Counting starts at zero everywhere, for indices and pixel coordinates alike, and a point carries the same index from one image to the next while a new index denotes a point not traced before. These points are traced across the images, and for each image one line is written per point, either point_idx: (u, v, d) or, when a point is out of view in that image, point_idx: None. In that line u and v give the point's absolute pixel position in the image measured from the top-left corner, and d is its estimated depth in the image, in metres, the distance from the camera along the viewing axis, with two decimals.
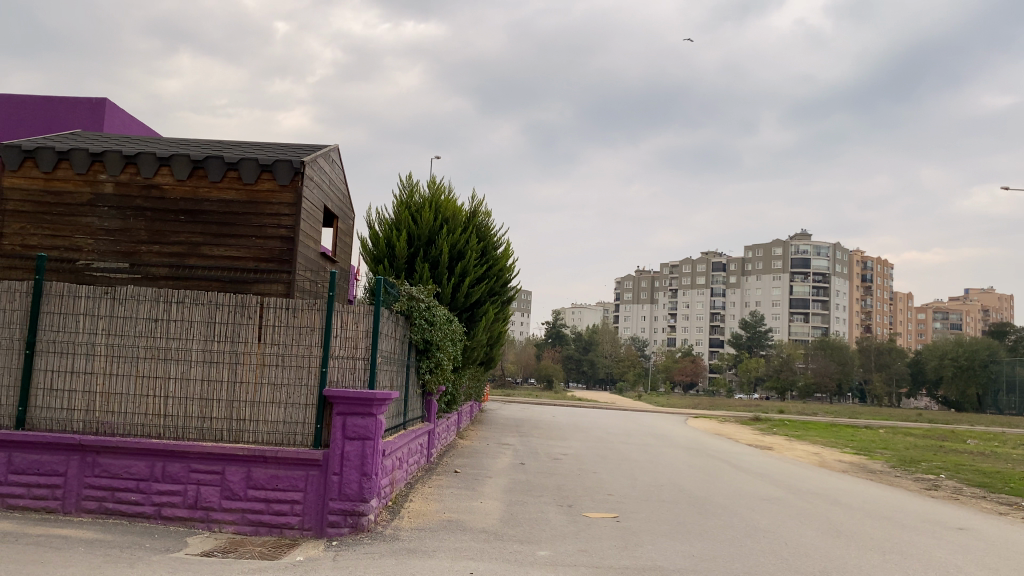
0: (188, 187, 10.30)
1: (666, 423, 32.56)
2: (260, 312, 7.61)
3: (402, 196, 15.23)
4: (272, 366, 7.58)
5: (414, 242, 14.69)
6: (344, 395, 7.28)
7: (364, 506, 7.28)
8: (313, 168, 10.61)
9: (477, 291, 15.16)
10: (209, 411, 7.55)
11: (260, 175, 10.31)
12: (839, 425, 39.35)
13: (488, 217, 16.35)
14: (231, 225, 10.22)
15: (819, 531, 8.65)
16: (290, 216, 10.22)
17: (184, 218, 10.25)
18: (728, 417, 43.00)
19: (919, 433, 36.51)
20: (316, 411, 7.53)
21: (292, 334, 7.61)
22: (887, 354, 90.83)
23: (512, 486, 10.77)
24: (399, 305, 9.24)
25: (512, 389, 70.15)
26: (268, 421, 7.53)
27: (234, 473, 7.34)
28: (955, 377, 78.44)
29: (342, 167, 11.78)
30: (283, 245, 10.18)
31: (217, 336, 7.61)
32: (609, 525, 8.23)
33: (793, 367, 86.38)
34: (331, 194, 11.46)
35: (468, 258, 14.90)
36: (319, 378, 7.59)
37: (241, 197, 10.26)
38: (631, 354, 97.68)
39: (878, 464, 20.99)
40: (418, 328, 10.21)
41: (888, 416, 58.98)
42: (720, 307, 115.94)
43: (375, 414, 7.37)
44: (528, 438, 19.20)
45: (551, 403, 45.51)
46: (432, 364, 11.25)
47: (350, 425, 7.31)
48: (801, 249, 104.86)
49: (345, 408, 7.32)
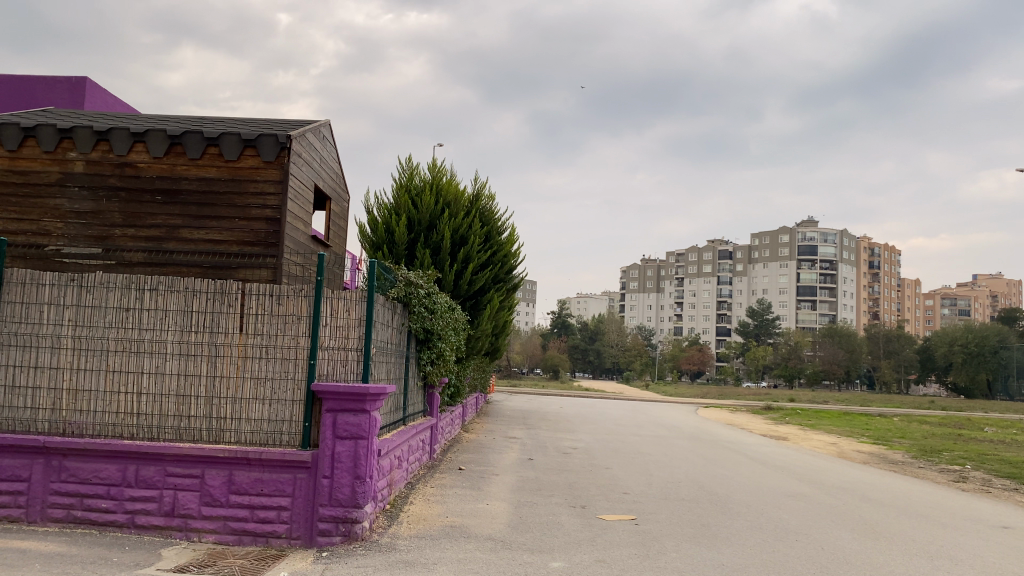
0: (165, 165, 9.59)
1: (676, 413, 31.82)
2: (242, 299, 6.92)
3: (402, 179, 14.52)
4: (255, 359, 6.88)
5: (414, 227, 13.98)
6: (334, 390, 6.57)
7: (357, 512, 6.59)
8: (301, 143, 9.89)
9: (481, 278, 14.45)
10: (186, 409, 6.86)
11: (243, 152, 9.58)
12: (852, 414, 38.70)
13: (492, 201, 15.63)
14: (212, 206, 9.54)
15: (856, 534, 7.95)
16: (276, 195, 9.52)
17: (161, 199, 9.56)
18: (738, 406, 42.38)
19: (933, 421, 35.62)
20: (304, 407, 6.83)
21: (276, 324, 6.91)
22: (896, 341, 89.89)
23: (520, 484, 10.06)
24: (396, 292, 8.53)
25: (519, 381, 69.70)
26: (251, 419, 6.84)
27: (214, 477, 6.65)
28: (965, 363, 77.55)
29: (334, 144, 11.07)
30: (269, 227, 9.49)
31: (195, 327, 6.91)
32: (626, 530, 7.54)
33: (801, 355, 85.57)
34: (322, 172, 10.74)
35: (471, 244, 14.19)
36: (308, 371, 6.89)
37: (223, 175, 9.56)
38: (638, 344, 96.99)
39: (899, 454, 20.22)
40: (418, 317, 9.50)
41: (899, 404, 58.10)
42: (727, 295, 115.03)
43: (369, 411, 6.66)
44: (535, 431, 18.50)
45: (558, 395, 44.84)
46: (433, 355, 10.56)
47: (341, 423, 6.62)
48: (808, 236, 103.85)
49: (335, 404, 6.62)
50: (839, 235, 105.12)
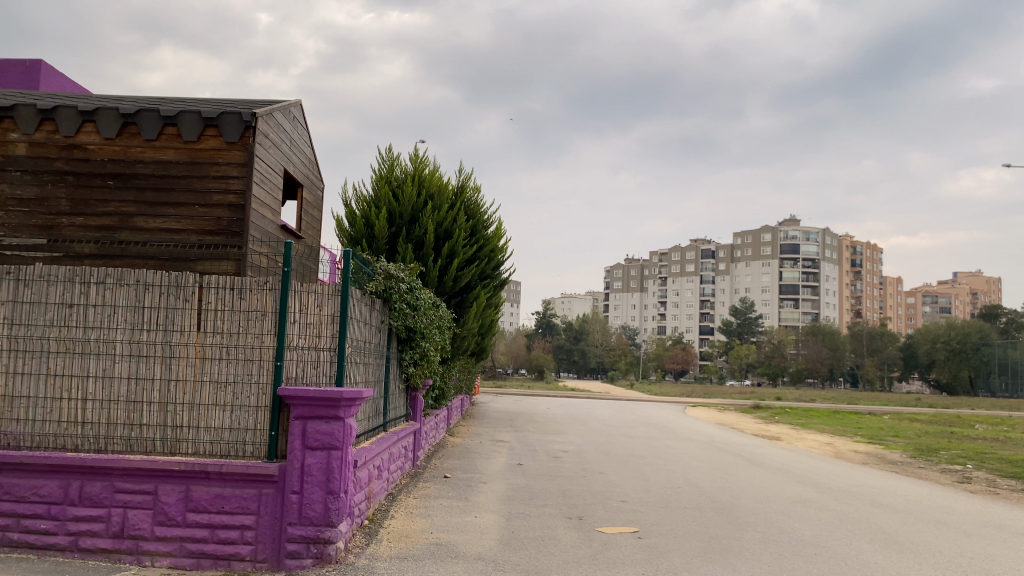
0: (118, 146, 8.80)
1: (664, 413, 31.21)
2: (201, 293, 6.18)
3: (381, 170, 13.78)
4: (214, 360, 6.14)
5: (396, 220, 13.25)
6: (302, 395, 5.84)
7: (330, 532, 5.84)
8: (268, 122, 9.15)
9: (466, 274, 13.74)
10: (137, 417, 6.09)
11: (203, 132, 8.81)
12: (842, 412, 38.30)
13: (477, 193, 14.91)
14: (171, 192, 8.78)
15: (878, 546, 7.31)
16: (240, 179, 8.78)
17: (112, 183, 8.79)
18: (727, 405, 41.83)
19: (923, 418, 35.24)
20: (270, 414, 6.09)
21: (237, 321, 6.17)
22: (879, 339, 89.92)
23: (510, 493, 9.34)
24: (374, 285, 7.81)
25: (503, 381, 69.10)
26: (210, 428, 6.09)
27: (169, 493, 5.90)
28: (947, 360, 77.58)
29: (305, 127, 10.34)
30: (232, 214, 8.73)
31: (147, 325, 6.15)
32: (630, 545, 6.86)
33: (785, 353, 85.35)
34: (293, 156, 10.01)
35: (456, 238, 13.48)
36: (273, 374, 6.14)
37: (181, 157, 8.80)
38: (622, 343, 96.60)
39: (896, 454, 19.64)
40: (399, 313, 8.77)
41: (885, 401, 57.88)
42: (711, 294, 114.88)
43: (342, 418, 5.91)
44: (523, 434, 17.79)
45: (544, 395, 44.21)
46: (416, 355, 9.83)
47: (310, 432, 5.88)
48: (791, 234, 103.79)
49: (303, 410, 5.89)
50: (821, 233, 105.20)
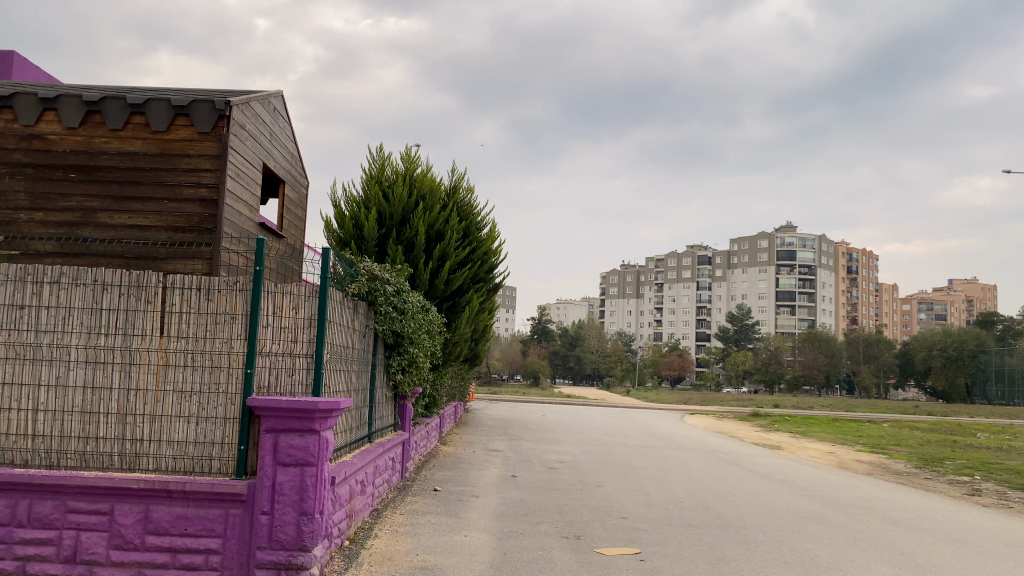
0: (81, 136, 8.31)
1: (662, 422, 30.66)
2: (164, 294, 5.67)
3: (371, 170, 13.27)
4: (178, 367, 5.61)
5: (386, 222, 12.75)
6: (273, 406, 5.31)
7: (304, 556, 5.27)
8: (245, 112, 8.66)
9: (458, 277, 13.23)
10: (92, 429, 5.54)
11: (173, 122, 8.32)
12: (842, 420, 37.80)
13: (471, 194, 14.41)
14: (142, 186, 8.27)
15: (897, 569, 6.79)
16: (212, 172, 8.26)
17: (75, 176, 8.27)
18: (726, 413, 41.27)
19: (923, 427, 34.77)
20: (238, 426, 5.56)
21: (203, 324, 5.65)
22: (876, 346, 89.49)
23: (503, 509, 8.80)
24: (357, 287, 7.29)
25: (498, 388, 68.58)
26: (173, 442, 5.56)
27: (126, 514, 5.37)
28: (944, 367, 77.18)
29: (287, 120, 9.84)
30: (204, 210, 8.21)
31: (105, 328, 5.62)
32: (631, 569, 6.34)
33: (781, 360, 84.85)
34: (273, 149, 9.52)
35: (448, 239, 12.98)
36: (243, 383, 5.61)
37: (149, 148, 8.30)
38: (618, 350, 96.16)
39: (901, 465, 19.11)
40: (386, 318, 8.25)
41: (883, 408, 57.51)
42: (707, 300, 114.52)
43: (318, 431, 5.37)
44: (517, 443, 17.25)
45: (540, 402, 43.65)
46: (404, 362, 9.31)
47: (282, 447, 5.34)
48: (787, 241, 103.44)
49: (275, 423, 5.35)
50: (817, 240, 104.89)
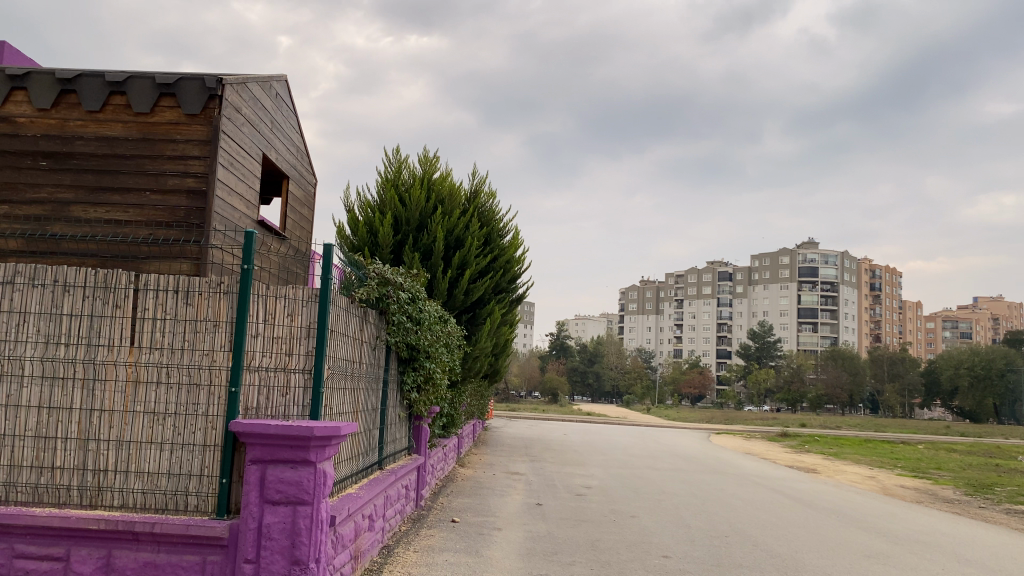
0: (54, 119, 7.52)
1: (689, 442, 29.46)
2: (136, 298, 4.79)
3: (387, 173, 12.41)
4: (150, 384, 4.72)
5: (401, 227, 11.89)
6: (260, 431, 4.41)
7: None
8: (241, 93, 7.83)
9: (479, 287, 12.32)
10: (48, 458, 4.65)
11: (157, 103, 7.50)
12: (875, 441, 36.36)
13: (493, 199, 13.50)
14: (125, 178, 7.45)
15: None
16: (201, 159, 7.40)
17: (48, 165, 7.47)
18: (754, 433, 39.90)
19: (962, 449, 33.29)
20: (221, 455, 4.66)
21: (181, 334, 4.77)
22: (901, 364, 87.32)
23: (529, 545, 7.83)
24: (365, 292, 6.39)
25: (517, 404, 67.77)
26: (142, 474, 4.65)
27: (82, 560, 4.46)
28: (972, 387, 74.81)
29: (293, 110, 9.05)
30: (192, 204, 7.35)
31: (65, 337, 4.74)
32: None
33: (804, 378, 82.88)
34: (274, 140, 8.69)
35: (468, 247, 12.09)
36: (226, 404, 4.70)
37: (130, 132, 7.49)
38: (637, 366, 94.70)
39: (949, 491, 17.83)
40: (399, 329, 7.36)
41: (911, 429, 55.88)
42: (728, 317, 112.84)
43: (314, 464, 4.46)
44: (540, 465, 16.25)
45: (561, 420, 42.46)
46: (419, 378, 8.40)
47: (271, 481, 4.44)
48: (810, 257, 101.69)
49: (262, 451, 4.45)
50: (841, 256, 103.12)
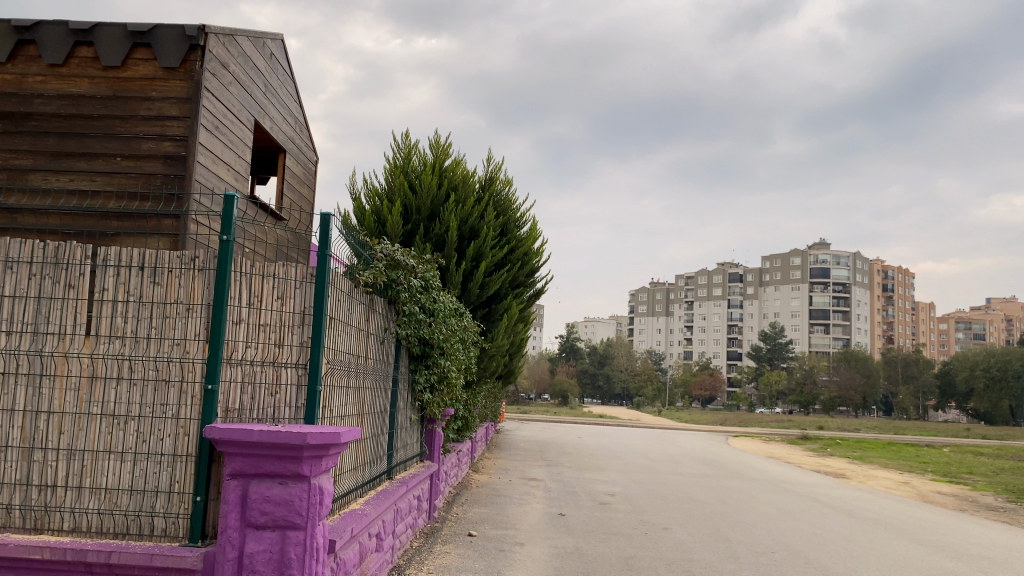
0: (11, 75, 6.74)
1: (708, 445, 28.48)
2: (92, 276, 3.93)
3: (396, 159, 11.56)
4: (107, 382, 3.86)
5: (412, 216, 11.03)
6: (239, 438, 3.57)
7: None
8: (229, 48, 7.03)
9: (495, 280, 11.47)
10: None
11: (130, 56, 6.71)
12: (897, 445, 35.31)
13: (510, 186, 12.63)
14: (94, 143, 6.65)
15: None
16: (181, 121, 6.59)
17: (7, 128, 6.71)
18: (772, 436, 38.86)
19: (990, 453, 32.07)
20: (197, 468, 3.80)
21: (146, 321, 3.91)
22: (915, 366, 85.94)
23: (555, 564, 6.95)
24: (374, 277, 5.54)
25: (526, 407, 67.12)
26: (98, 492, 3.79)
27: None
28: (988, 389, 73.36)
29: (288, 72, 8.31)
30: (169, 171, 6.53)
31: (6, 323, 3.92)
32: None
33: (817, 380, 81.59)
34: (268, 106, 7.92)
35: (483, 237, 11.24)
36: (203, 408, 3.83)
37: (97, 88, 6.70)
38: (647, 368, 93.55)
39: (988, 498, 16.85)
40: (411, 321, 6.50)
41: (928, 432, 54.73)
42: (739, 318, 111.62)
43: (308, 479, 3.61)
44: (558, 471, 15.36)
45: (572, 424, 41.51)
46: (433, 377, 7.55)
47: (254, 501, 3.59)
48: (821, 258, 100.37)
49: (243, 463, 3.61)
50: (853, 256, 101.79)
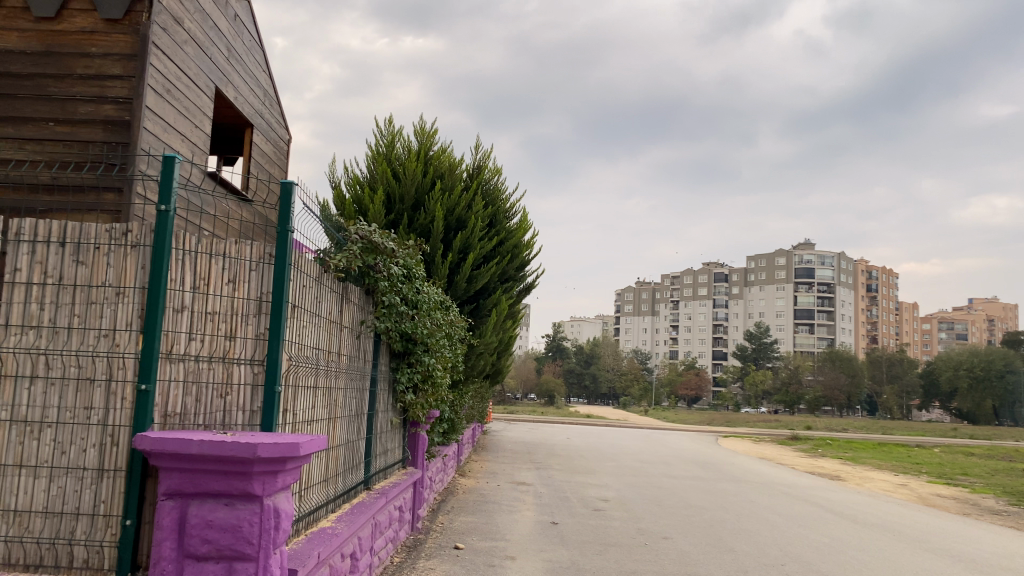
0: None
1: (698, 446, 27.95)
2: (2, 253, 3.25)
3: (378, 145, 10.84)
4: (18, 382, 3.20)
5: (395, 205, 10.33)
6: (174, 451, 2.91)
7: None
8: (183, 3, 6.41)
9: (483, 274, 10.83)
10: None
11: (66, 7, 6.04)
12: (887, 444, 34.99)
13: (499, 174, 11.98)
14: (25, 107, 5.95)
15: None
16: (124, 81, 5.90)
17: None
18: (761, 435, 38.42)
19: (980, 453, 31.82)
20: (127, 487, 3.13)
21: (67, 308, 3.24)
22: (900, 365, 85.93)
23: None
24: (349, 263, 4.86)
25: (511, 407, 66.41)
26: (6, 515, 3.13)
27: None
28: (971, 388, 73.38)
29: (251, 37, 7.80)
30: (109, 137, 5.82)
31: None
32: None
33: (802, 380, 81.34)
34: (231, 72, 7.33)
35: (471, 228, 10.60)
36: (137, 414, 3.17)
37: (29, 43, 6.02)
38: (632, 368, 93.07)
39: (989, 500, 16.38)
40: (391, 314, 5.84)
41: (912, 432, 54.52)
42: (724, 318, 111.41)
43: (261, 500, 2.96)
44: (547, 474, 14.75)
45: (559, 423, 40.94)
46: (416, 376, 6.91)
47: (193, 527, 2.94)
48: (806, 258, 100.28)
49: (182, 480, 2.96)
50: (838, 256, 101.67)
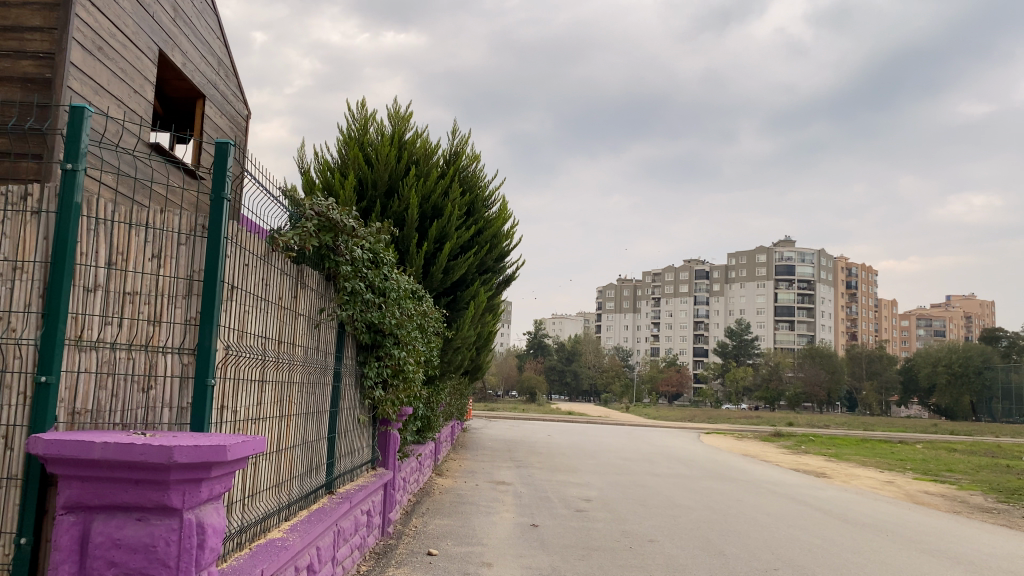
0: None
1: (682, 444, 27.58)
2: None
3: (350, 130, 10.30)
4: None
5: (367, 192, 9.81)
6: (74, 456, 2.41)
7: None
8: None
9: (460, 265, 10.36)
10: None
11: None
12: (870, 441, 34.83)
13: (477, 161, 11.50)
14: None
15: None
16: (45, 34, 5.34)
17: None
18: (744, 433, 38.14)
19: (963, 449, 31.73)
20: (24, 500, 2.63)
21: None
22: (879, 362, 86.16)
23: None
24: (304, 243, 4.36)
25: (492, 405, 65.75)
26: None
27: None
28: (950, 384, 73.60)
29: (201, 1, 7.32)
30: (28, 96, 5.30)
31: None
32: None
33: (782, 376, 81.29)
34: (177, 36, 6.84)
35: (447, 216, 10.11)
36: (35, 413, 2.65)
37: None
38: (614, 365, 92.70)
39: (977, 498, 16.07)
40: (353, 302, 5.34)
41: (892, 429, 54.37)
42: (706, 315, 111.39)
43: (180, 513, 2.47)
44: (528, 473, 14.28)
45: (540, 421, 40.43)
46: (384, 370, 6.42)
47: (98, 547, 2.44)
48: (787, 255, 100.45)
49: (84, 492, 2.45)
50: (818, 254, 101.92)
